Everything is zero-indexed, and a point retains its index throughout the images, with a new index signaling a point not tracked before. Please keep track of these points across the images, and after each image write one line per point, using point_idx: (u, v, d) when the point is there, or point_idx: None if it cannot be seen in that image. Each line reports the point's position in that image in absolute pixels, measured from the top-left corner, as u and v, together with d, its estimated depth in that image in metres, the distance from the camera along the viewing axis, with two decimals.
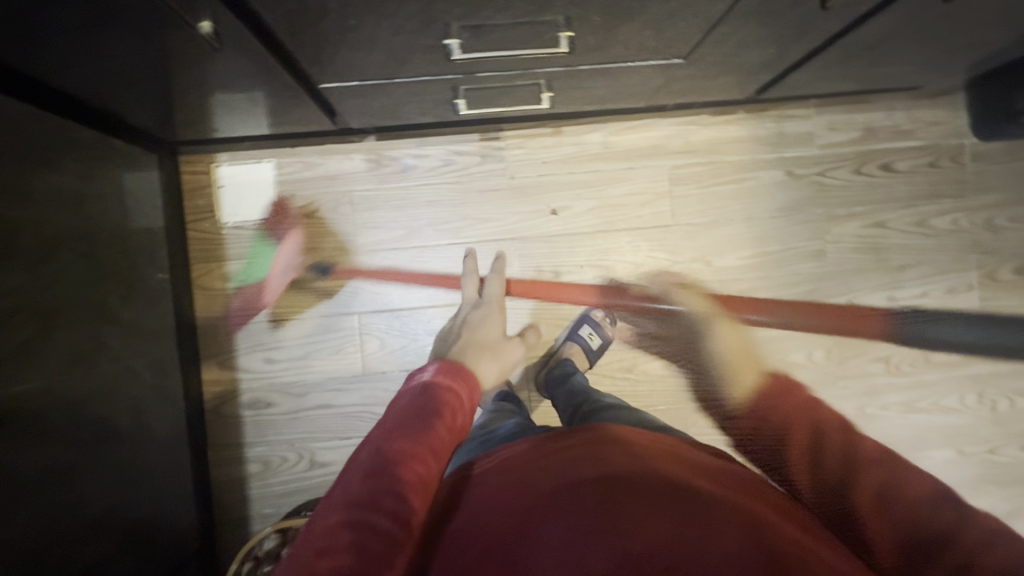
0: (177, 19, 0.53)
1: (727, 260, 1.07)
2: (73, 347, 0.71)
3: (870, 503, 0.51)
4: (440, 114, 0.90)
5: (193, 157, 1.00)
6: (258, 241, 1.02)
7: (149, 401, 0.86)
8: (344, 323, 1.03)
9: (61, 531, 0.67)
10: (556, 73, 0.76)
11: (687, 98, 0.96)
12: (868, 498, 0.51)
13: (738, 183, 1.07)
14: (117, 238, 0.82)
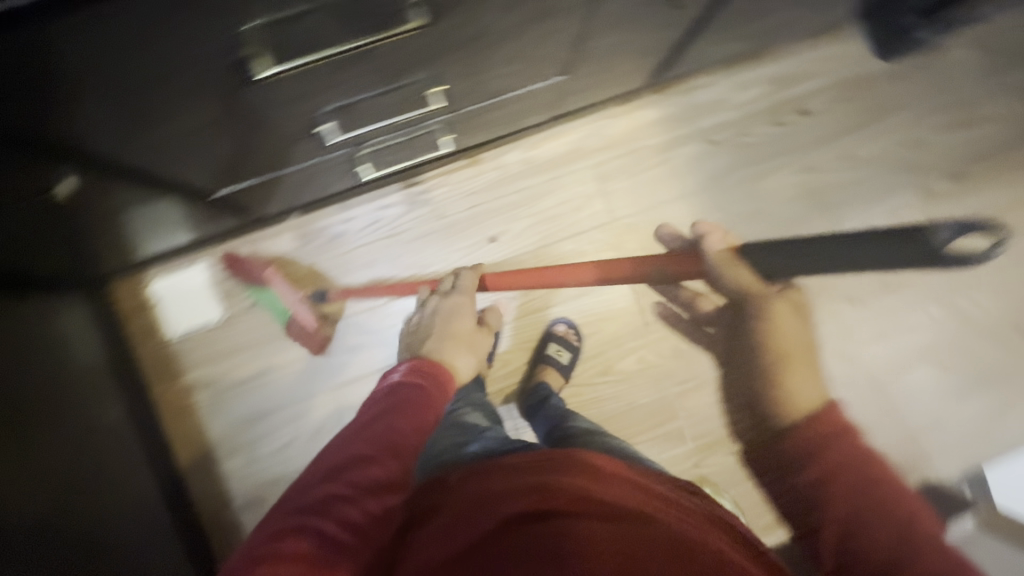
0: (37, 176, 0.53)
1: (672, 242, 1.07)
2: (53, 517, 0.66)
3: None
4: (352, 180, 0.89)
5: (124, 281, 0.99)
6: (211, 345, 1.01)
7: (143, 537, 0.81)
8: (317, 402, 1.02)
9: None
10: (446, 119, 0.75)
11: (589, 98, 0.96)
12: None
13: (663, 165, 1.07)
14: (62, 387, 0.77)
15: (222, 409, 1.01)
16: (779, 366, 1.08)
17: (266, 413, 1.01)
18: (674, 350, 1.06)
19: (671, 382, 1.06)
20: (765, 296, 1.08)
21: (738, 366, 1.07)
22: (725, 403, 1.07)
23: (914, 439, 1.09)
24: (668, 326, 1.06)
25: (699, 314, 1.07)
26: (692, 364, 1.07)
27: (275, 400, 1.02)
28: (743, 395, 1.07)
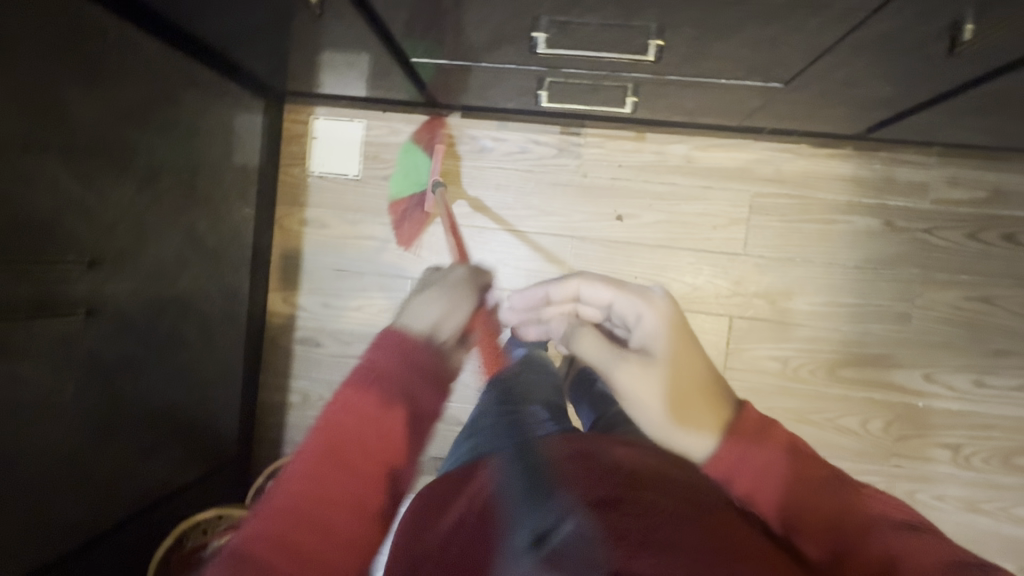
0: None
1: (794, 302, 0.99)
2: (159, 262, 0.77)
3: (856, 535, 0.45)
4: (526, 102, 0.90)
5: (296, 107, 1.08)
6: (337, 193, 1.08)
7: (218, 317, 0.93)
8: (398, 285, 1.07)
9: (117, 424, 0.74)
10: (645, 79, 0.73)
11: (786, 124, 0.89)
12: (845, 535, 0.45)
13: (826, 224, 0.98)
14: (218, 169, 0.89)
15: (321, 251, 1.09)
16: None
17: (353, 272, 1.08)
18: None
19: None
20: (863, 402, 0.98)
21: None
22: None
23: None
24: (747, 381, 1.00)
25: (786, 385, 0.99)
26: None
27: (365, 264, 1.08)
28: None
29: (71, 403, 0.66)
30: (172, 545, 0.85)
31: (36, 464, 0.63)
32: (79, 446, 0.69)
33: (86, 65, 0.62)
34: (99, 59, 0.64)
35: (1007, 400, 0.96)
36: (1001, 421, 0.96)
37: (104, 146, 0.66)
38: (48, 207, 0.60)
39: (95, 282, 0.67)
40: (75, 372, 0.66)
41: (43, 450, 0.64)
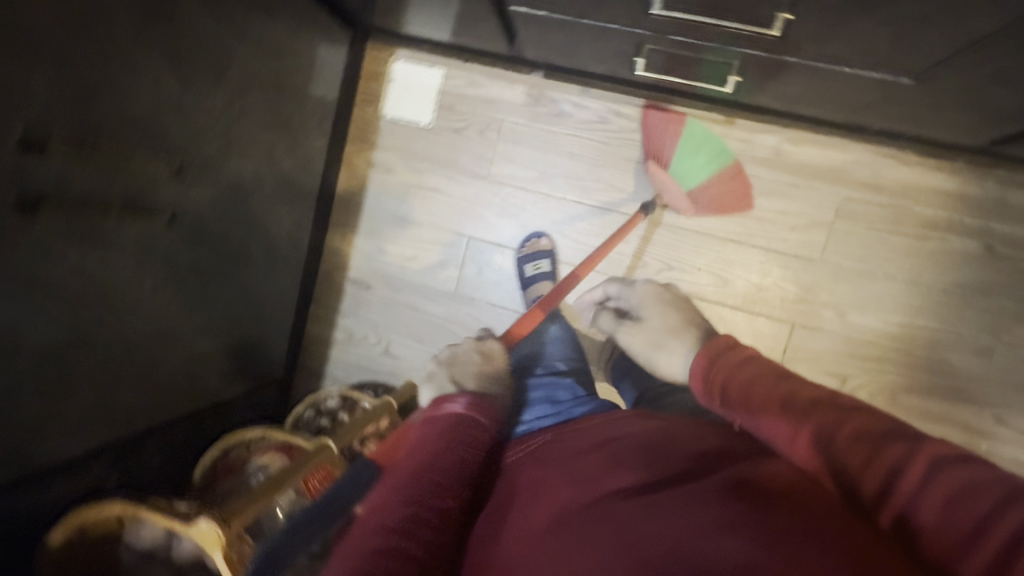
0: None
1: (865, 318, 0.93)
2: (238, 177, 0.78)
3: (865, 455, 0.50)
4: (617, 68, 0.85)
5: (378, 46, 1.06)
6: (407, 140, 1.07)
7: (281, 246, 0.95)
8: (454, 241, 1.06)
9: (181, 330, 0.75)
10: (755, 57, 0.68)
11: (897, 126, 0.82)
12: (856, 449, 0.51)
13: (917, 241, 0.91)
14: (298, 96, 0.88)
15: (383, 196, 1.08)
16: None
17: (411, 221, 1.07)
18: None
19: None
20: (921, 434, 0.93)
21: None
22: None
23: None
24: None
25: None
26: None
27: (425, 216, 1.07)
28: None
29: (145, 296, 0.67)
30: (218, 455, 0.84)
31: (110, 356, 0.64)
32: (148, 346, 0.70)
33: None
34: None
35: None
36: None
37: (206, 52, 0.65)
38: (150, 100, 0.59)
39: (180, 188, 0.67)
40: (151, 273, 0.67)
41: (116, 343, 0.65)
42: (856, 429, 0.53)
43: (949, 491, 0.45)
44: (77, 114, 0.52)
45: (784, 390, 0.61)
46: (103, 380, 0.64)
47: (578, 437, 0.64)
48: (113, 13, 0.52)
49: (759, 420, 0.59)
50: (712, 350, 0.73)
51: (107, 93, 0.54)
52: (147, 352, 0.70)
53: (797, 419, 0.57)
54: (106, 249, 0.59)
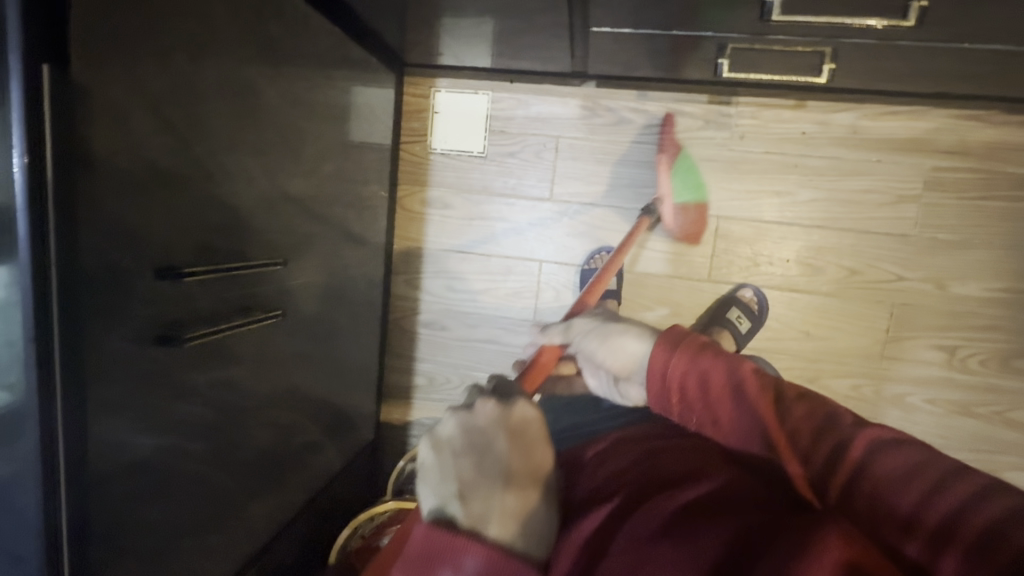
0: None
1: (967, 288, 0.91)
2: (323, 251, 0.75)
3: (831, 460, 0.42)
4: (687, 70, 0.82)
5: (416, 79, 1.02)
6: (460, 172, 1.03)
7: (360, 306, 0.92)
8: (525, 268, 1.03)
9: (296, 418, 0.74)
10: (860, 45, 0.65)
11: (989, 88, 0.79)
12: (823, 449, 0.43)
13: (1013, 201, 0.88)
14: (359, 151, 0.85)
15: (444, 233, 1.05)
16: (1004, 472, 0.93)
17: (479, 254, 1.04)
18: (896, 397, 0.94)
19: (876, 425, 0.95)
20: None
21: (960, 449, 0.94)
22: None
23: None
24: (904, 371, 0.94)
25: (951, 375, 0.92)
26: (907, 420, 0.94)
27: (491, 247, 1.04)
28: None
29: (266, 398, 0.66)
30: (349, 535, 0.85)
31: (245, 462, 0.64)
32: (273, 442, 0.69)
33: (273, 48, 0.58)
34: (280, 40, 0.59)
35: None
36: None
37: (285, 134, 0.63)
38: (248, 205, 0.58)
39: (282, 279, 0.65)
40: (268, 371, 0.65)
41: (249, 449, 0.64)
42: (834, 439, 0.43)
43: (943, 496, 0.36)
44: (193, 240, 0.51)
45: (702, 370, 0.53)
46: (239, 489, 0.64)
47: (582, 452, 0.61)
48: (210, 127, 0.51)
49: (706, 387, 0.52)
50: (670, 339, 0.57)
51: (215, 211, 0.53)
52: (273, 448, 0.69)
53: (740, 404, 0.50)
54: (230, 362, 0.58)
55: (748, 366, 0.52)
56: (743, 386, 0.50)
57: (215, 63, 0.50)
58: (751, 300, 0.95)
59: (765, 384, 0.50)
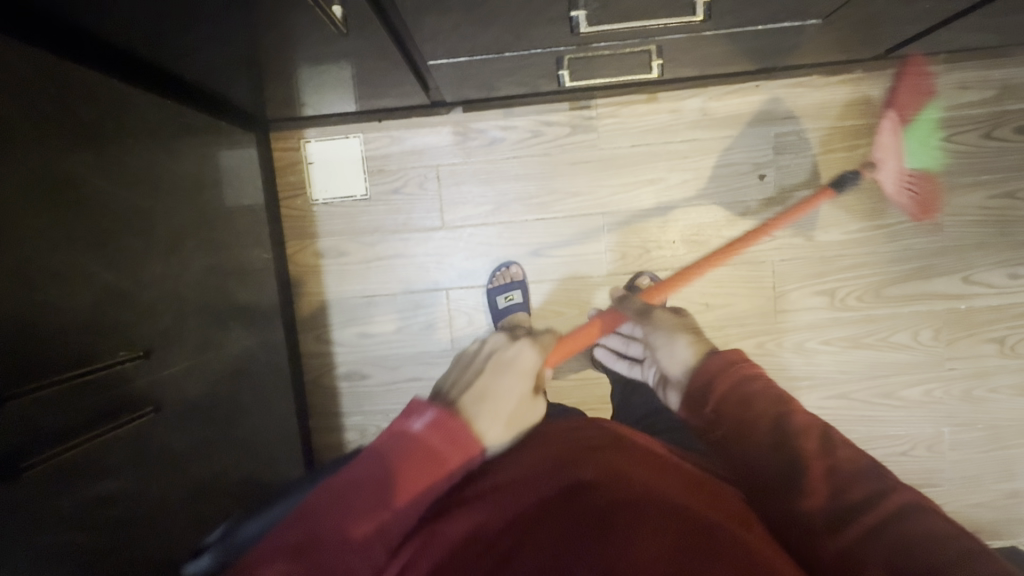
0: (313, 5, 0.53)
1: (831, 235, 1.00)
2: (204, 329, 0.72)
3: (839, 490, 0.70)
4: (539, 83, 0.85)
5: (282, 134, 0.99)
6: (348, 218, 1.02)
7: (265, 376, 0.88)
8: (432, 299, 1.03)
9: (205, 509, 0.70)
10: (676, 39, 0.71)
11: (803, 58, 0.88)
12: (834, 487, 0.71)
13: (848, 151, 0.98)
14: (229, 218, 0.83)
15: (345, 282, 1.03)
16: (900, 390, 1.02)
17: (384, 295, 1.03)
18: (796, 345, 1.02)
19: (785, 375, 1.02)
20: (912, 316, 1.01)
21: (859, 379, 1.02)
22: (830, 411, 1.03)
23: (1017, 501, 1.04)
24: (797, 320, 1.01)
25: (837, 315, 1.01)
26: (810, 363, 1.02)
27: (395, 285, 1.02)
28: (852, 409, 1.03)
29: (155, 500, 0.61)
30: None
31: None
32: (179, 542, 0.65)
33: (89, 134, 0.56)
34: (95, 125, 0.57)
35: None
36: None
37: (125, 219, 0.60)
38: (90, 302, 0.54)
39: (152, 371, 0.62)
40: (153, 473, 0.61)
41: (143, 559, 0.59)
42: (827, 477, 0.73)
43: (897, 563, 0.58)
44: (24, 357, 0.47)
45: (746, 397, 0.87)
46: None
47: (524, 472, 0.64)
48: (25, 233, 0.48)
49: (754, 407, 0.85)
50: (722, 364, 0.93)
51: (46, 319, 0.49)
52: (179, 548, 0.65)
53: (774, 400, 0.86)
54: (100, 475, 0.54)
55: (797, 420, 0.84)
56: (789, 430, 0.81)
57: (16, 160, 0.48)
58: (650, 287, 1.00)
59: (783, 424, 0.82)
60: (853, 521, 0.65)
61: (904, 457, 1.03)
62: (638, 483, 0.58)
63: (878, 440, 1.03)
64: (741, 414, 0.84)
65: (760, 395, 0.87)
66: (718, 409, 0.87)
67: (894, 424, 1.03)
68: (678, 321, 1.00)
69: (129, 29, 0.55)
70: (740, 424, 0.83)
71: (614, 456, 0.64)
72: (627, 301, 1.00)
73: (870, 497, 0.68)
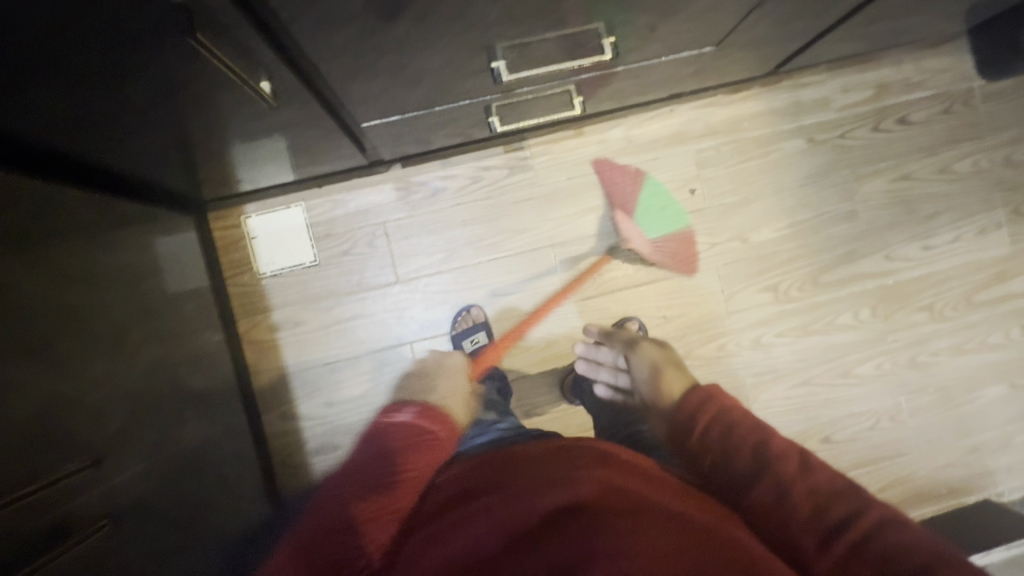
0: (241, 86, 0.54)
1: (763, 235, 1.07)
2: (158, 426, 0.68)
3: (819, 505, 0.58)
4: (471, 131, 0.89)
5: (222, 213, 0.98)
6: (300, 286, 1.00)
7: (229, 467, 0.83)
8: (398, 355, 1.01)
9: None
10: (592, 76, 0.76)
11: (707, 81, 0.96)
12: (813, 501, 0.58)
13: (762, 157, 1.07)
14: (174, 304, 0.80)
15: (304, 352, 1.00)
16: (854, 369, 1.08)
17: (350, 359, 1.00)
18: (754, 342, 1.06)
19: (748, 372, 1.06)
20: (849, 298, 1.08)
21: (816, 365, 1.07)
22: (796, 400, 1.07)
23: (978, 456, 1.10)
24: (749, 318, 1.06)
25: (784, 308, 1.07)
26: (769, 357, 1.07)
27: (357, 347, 1.00)
28: (816, 394, 1.07)
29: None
30: None
31: None
32: None
33: (17, 241, 0.54)
34: (22, 229, 0.55)
35: (954, 252, 1.10)
36: (954, 271, 1.10)
37: (62, 320, 0.57)
38: (28, 415, 0.50)
39: (108, 479, 0.58)
40: None
41: None
42: (833, 502, 0.58)
43: (888, 551, 0.51)
44: None
45: (756, 437, 0.67)
46: None
47: (512, 478, 0.61)
48: None
49: (732, 443, 0.67)
50: (714, 396, 0.76)
51: None
52: None
53: (771, 442, 0.65)
54: None
55: (796, 458, 0.63)
56: (790, 473, 0.61)
57: None
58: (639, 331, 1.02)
59: (796, 468, 0.62)
60: (838, 531, 0.55)
61: (873, 432, 1.08)
62: (629, 490, 0.56)
63: (846, 419, 1.08)
64: (706, 411, 0.73)
65: (740, 425, 0.69)
66: (709, 453, 0.69)
67: (856, 402, 1.08)
68: (662, 354, 0.90)
69: (53, 130, 0.54)
70: (725, 460, 0.66)
71: (600, 464, 0.60)
72: (615, 337, 0.95)
73: (852, 514, 0.56)
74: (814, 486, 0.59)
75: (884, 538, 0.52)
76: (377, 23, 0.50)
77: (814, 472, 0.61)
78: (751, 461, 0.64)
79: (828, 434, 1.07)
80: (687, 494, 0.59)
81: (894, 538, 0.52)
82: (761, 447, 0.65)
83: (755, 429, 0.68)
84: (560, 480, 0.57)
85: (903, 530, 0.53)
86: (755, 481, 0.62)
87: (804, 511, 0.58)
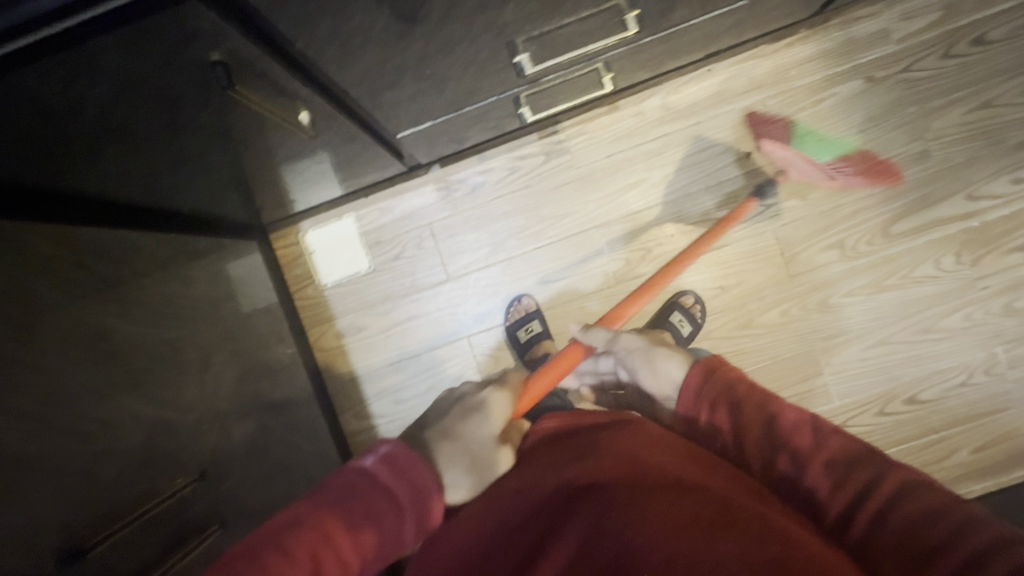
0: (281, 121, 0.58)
1: (822, 189, 1.00)
2: (248, 438, 0.75)
3: (838, 477, 0.54)
4: (504, 123, 0.89)
5: (282, 232, 1.05)
6: (360, 293, 1.05)
7: (315, 467, 0.90)
8: (456, 349, 1.05)
9: None
10: (619, 53, 0.74)
11: (745, 34, 0.91)
12: (833, 471, 0.55)
13: (815, 105, 1.00)
14: (248, 325, 0.87)
15: (369, 354, 1.06)
16: (939, 323, 1.00)
17: (411, 357, 1.05)
18: (821, 304, 1.01)
19: (817, 336, 1.01)
20: (926, 247, 1.00)
21: (894, 322, 1.00)
22: (874, 360, 1.01)
23: None
24: (813, 279, 1.01)
25: (852, 265, 1.00)
26: (839, 318, 1.01)
27: (417, 345, 1.05)
28: (896, 352, 1.01)
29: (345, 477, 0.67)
30: None
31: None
32: None
33: (107, 288, 0.60)
34: (109, 277, 0.62)
35: None
36: None
37: (156, 353, 0.64)
38: (139, 444, 0.57)
39: (212, 488, 0.65)
40: None
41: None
42: (852, 474, 0.53)
43: (912, 516, 0.47)
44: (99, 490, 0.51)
45: (766, 409, 0.61)
46: None
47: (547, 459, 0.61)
48: (81, 392, 0.52)
49: (739, 421, 0.62)
50: (703, 380, 0.67)
51: (102, 469, 0.51)
52: None
53: (781, 414, 0.60)
54: None
55: (809, 427, 0.58)
56: (807, 449, 0.56)
57: (52, 320, 0.51)
58: (695, 305, 1.00)
59: (812, 438, 0.57)
60: (864, 502, 0.51)
61: (965, 388, 1.00)
62: (654, 464, 0.54)
63: (933, 377, 1.00)
64: (711, 384, 0.67)
65: (746, 395, 0.63)
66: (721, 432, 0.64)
67: (943, 357, 1.00)
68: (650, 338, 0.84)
69: (126, 186, 0.60)
70: (737, 437, 0.62)
71: (629, 436, 0.59)
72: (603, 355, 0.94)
73: (874, 479, 0.52)
74: (830, 453, 0.56)
75: (907, 506, 0.48)
76: (396, 42, 0.51)
77: (828, 438, 0.56)
78: (763, 438, 0.60)
79: (913, 394, 1.00)
80: (726, 472, 0.57)
81: (919, 504, 0.48)
82: (772, 420, 0.60)
83: (761, 402, 0.62)
84: (588, 461, 0.56)
85: (930, 494, 0.49)
86: (773, 459, 0.58)
87: (827, 483, 0.54)
